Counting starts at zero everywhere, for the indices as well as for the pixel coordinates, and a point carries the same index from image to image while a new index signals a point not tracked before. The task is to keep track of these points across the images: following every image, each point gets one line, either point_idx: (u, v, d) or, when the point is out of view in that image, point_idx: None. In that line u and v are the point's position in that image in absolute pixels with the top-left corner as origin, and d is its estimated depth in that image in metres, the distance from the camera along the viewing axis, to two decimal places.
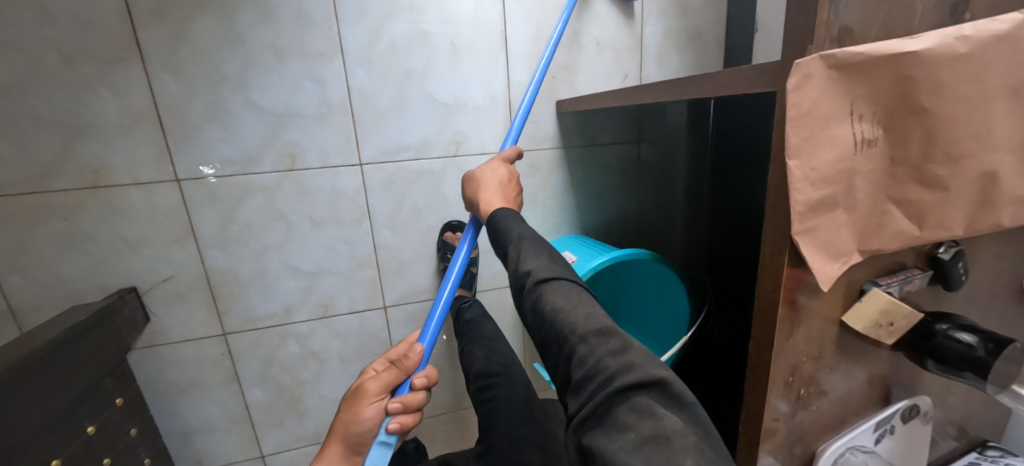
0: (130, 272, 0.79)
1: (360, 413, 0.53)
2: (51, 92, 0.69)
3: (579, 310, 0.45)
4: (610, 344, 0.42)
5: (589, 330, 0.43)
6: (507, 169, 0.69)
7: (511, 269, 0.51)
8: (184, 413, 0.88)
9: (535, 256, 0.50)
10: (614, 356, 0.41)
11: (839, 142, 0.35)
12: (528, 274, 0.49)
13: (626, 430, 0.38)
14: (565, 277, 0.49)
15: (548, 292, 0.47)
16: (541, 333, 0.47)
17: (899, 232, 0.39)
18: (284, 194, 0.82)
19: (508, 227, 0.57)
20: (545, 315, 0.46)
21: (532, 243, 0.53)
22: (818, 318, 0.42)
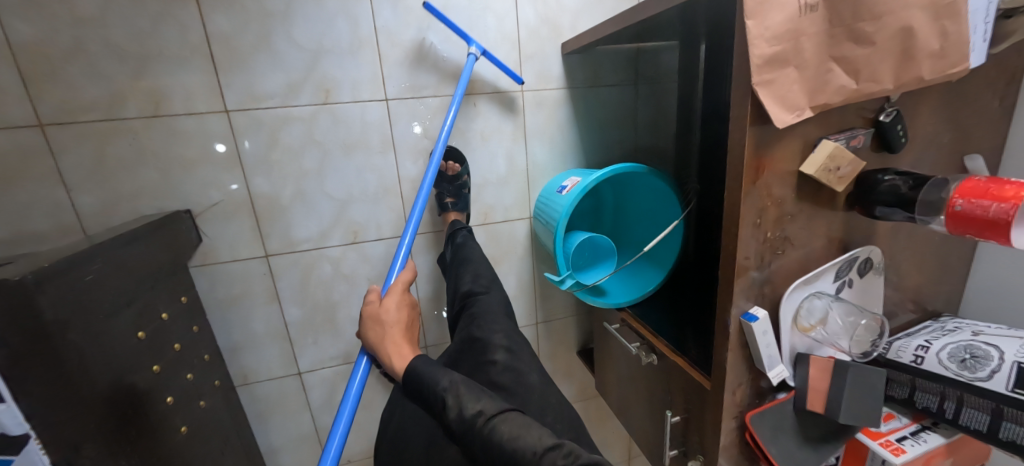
0: (186, 195, 0.89)
1: None
2: (119, 26, 0.78)
3: (531, 433, 0.54)
4: (559, 450, 0.52)
5: (544, 446, 0.52)
6: (403, 301, 0.77)
7: (453, 413, 0.58)
8: (231, 329, 0.98)
9: (475, 398, 0.59)
10: (565, 457, 0.51)
11: (787, 5, 0.44)
12: (477, 412, 0.57)
13: None
14: (508, 409, 0.58)
15: (499, 422, 0.55)
16: (499, 463, 0.53)
17: (840, 86, 0.48)
18: (320, 124, 0.92)
19: (416, 364, 0.65)
20: (504, 449, 0.53)
21: (467, 387, 0.61)
22: (779, 169, 0.52)
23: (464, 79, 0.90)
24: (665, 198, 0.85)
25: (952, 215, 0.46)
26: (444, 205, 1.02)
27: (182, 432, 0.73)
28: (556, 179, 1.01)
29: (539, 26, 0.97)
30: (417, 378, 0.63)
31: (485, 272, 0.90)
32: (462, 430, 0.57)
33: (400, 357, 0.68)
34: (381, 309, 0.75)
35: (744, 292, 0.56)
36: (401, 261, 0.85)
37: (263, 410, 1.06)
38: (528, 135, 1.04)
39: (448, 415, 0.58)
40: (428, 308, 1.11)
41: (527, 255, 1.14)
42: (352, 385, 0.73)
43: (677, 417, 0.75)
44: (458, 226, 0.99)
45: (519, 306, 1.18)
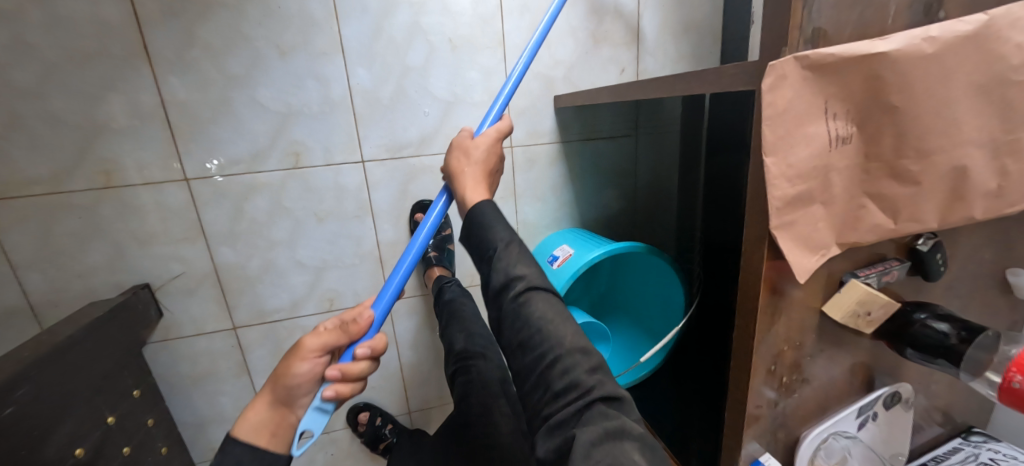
0: (143, 269, 0.83)
1: (292, 367, 0.50)
2: (67, 96, 0.73)
3: (565, 327, 0.47)
4: (589, 361, 0.46)
5: (575, 346, 0.46)
6: (496, 138, 0.65)
7: (501, 267, 0.50)
8: (198, 404, 0.92)
9: (527, 263, 0.51)
10: (591, 374, 0.45)
11: (813, 139, 0.37)
12: (519, 279, 0.49)
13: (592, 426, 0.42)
14: (550, 288, 0.51)
15: (533, 302, 0.48)
16: (521, 335, 0.47)
17: (875, 225, 0.40)
18: (290, 191, 0.85)
19: (483, 214, 0.55)
20: (528, 321, 0.47)
21: (520, 249, 0.52)
22: (799, 309, 0.44)
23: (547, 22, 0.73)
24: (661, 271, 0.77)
25: (1006, 390, 0.41)
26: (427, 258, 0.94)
27: None
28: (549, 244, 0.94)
29: (526, 79, 0.91)
30: (475, 219, 0.55)
31: (480, 331, 0.84)
32: (491, 293, 0.51)
33: (473, 193, 0.59)
34: (468, 152, 0.62)
35: (754, 438, 0.48)
36: (497, 109, 0.68)
37: None
38: (518, 192, 0.97)
39: (493, 267, 0.50)
40: (412, 373, 1.03)
41: None
42: (419, 233, 0.60)
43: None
44: (444, 281, 0.91)
45: None
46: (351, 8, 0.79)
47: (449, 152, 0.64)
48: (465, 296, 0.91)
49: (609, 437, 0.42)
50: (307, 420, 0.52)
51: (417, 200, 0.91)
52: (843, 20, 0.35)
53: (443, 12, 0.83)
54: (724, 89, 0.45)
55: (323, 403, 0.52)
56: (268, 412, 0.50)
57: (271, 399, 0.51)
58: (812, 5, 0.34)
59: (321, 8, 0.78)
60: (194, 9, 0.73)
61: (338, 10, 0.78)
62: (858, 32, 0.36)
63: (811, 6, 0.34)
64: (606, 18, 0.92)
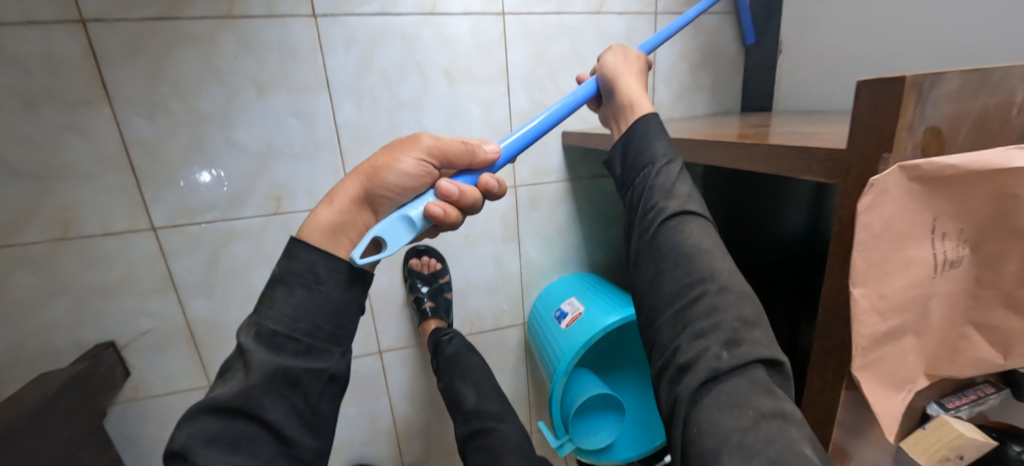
0: (107, 326, 0.75)
1: (399, 161, 0.45)
2: (15, 141, 0.64)
3: (720, 261, 0.39)
4: (745, 310, 0.36)
5: (740, 314, 0.36)
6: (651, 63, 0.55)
7: (658, 185, 0.43)
8: None
9: (689, 185, 0.43)
10: (746, 325, 0.35)
11: (913, 265, 0.29)
12: (671, 199, 0.41)
13: (743, 406, 0.32)
14: (708, 220, 0.41)
15: (689, 226, 0.40)
16: (660, 261, 0.40)
17: (979, 359, 0.32)
18: (270, 238, 0.77)
19: (649, 143, 0.45)
20: (675, 248, 0.39)
21: (683, 172, 0.44)
22: (871, 446, 0.36)
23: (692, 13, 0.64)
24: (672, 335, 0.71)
25: None
26: (423, 310, 0.84)
27: None
28: (554, 292, 0.86)
29: (531, 112, 0.82)
30: (630, 142, 0.47)
31: (491, 387, 0.80)
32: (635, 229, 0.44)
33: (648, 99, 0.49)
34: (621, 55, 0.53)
35: None
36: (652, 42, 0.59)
37: None
38: (522, 233, 0.89)
39: (648, 181, 0.43)
40: (406, 427, 0.95)
41: (521, 365, 0.98)
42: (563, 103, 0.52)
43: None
44: (440, 335, 0.82)
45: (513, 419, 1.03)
46: (336, 39, 0.70)
47: (605, 54, 0.53)
48: (466, 348, 0.85)
49: (761, 406, 0.32)
50: (390, 224, 0.43)
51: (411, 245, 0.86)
52: (960, 116, 0.27)
53: (440, 41, 0.74)
54: (781, 174, 0.37)
55: (416, 215, 0.44)
56: (354, 195, 0.45)
57: (361, 186, 0.46)
58: (928, 101, 0.25)
59: (303, 38, 0.69)
60: (159, 42, 0.65)
61: (322, 40, 0.70)
62: (977, 129, 0.28)
63: (927, 102, 0.25)
64: (620, 46, 0.83)
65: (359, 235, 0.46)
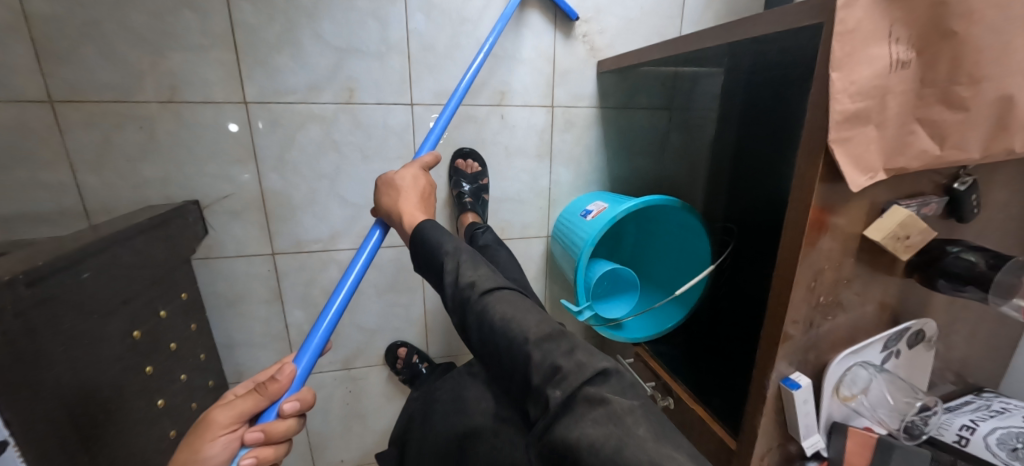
0: (194, 186, 0.85)
1: (201, 451, 0.48)
2: (144, 9, 0.76)
3: (528, 319, 0.57)
4: (560, 347, 0.55)
5: (541, 336, 0.55)
6: (427, 181, 0.81)
7: (457, 281, 0.64)
8: (230, 325, 0.95)
9: (473, 269, 0.64)
10: (566, 357, 0.53)
11: (876, 60, 0.40)
12: (471, 289, 0.62)
13: (585, 420, 0.47)
14: (505, 287, 0.63)
15: (491, 305, 0.59)
16: (484, 328, 0.59)
17: (921, 151, 0.44)
18: (339, 126, 0.88)
19: (440, 247, 0.68)
20: (495, 326, 0.58)
21: (469, 256, 0.67)
22: (840, 233, 0.48)
23: (488, 44, 0.84)
24: (690, 229, 0.80)
25: None
26: (462, 203, 0.96)
27: (170, 435, 0.70)
28: (581, 202, 0.99)
29: (572, 42, 0.94)
30: (427, 249, 0.69)
31: (513, 275, 0.86)
32: (455, 311, 0.63)
33: (412, 216, 0.75)
34: (398, 178, 0.80)
35: (785, 358, 0.52)
36: (428, 147, 0.83)
37: None
38: (553, 149, 1.00)
39: (446, 280, 0.65)
40: (434, 320, 1.07)
41: (542, 274, 1.10)
42: (357, 258, 0.71)
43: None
44: (475, 227, 0.92)
45: None
46: None
47: (398, 180, 0.80)
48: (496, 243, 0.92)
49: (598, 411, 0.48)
50: None
51: (456, 148, 0.96)
52: None
53: None
54: (785, 27, 0.49)
55: None
56: None
57: None
58: None
59: None
60: None
61: None
62: None
63: None
64: None
65: None
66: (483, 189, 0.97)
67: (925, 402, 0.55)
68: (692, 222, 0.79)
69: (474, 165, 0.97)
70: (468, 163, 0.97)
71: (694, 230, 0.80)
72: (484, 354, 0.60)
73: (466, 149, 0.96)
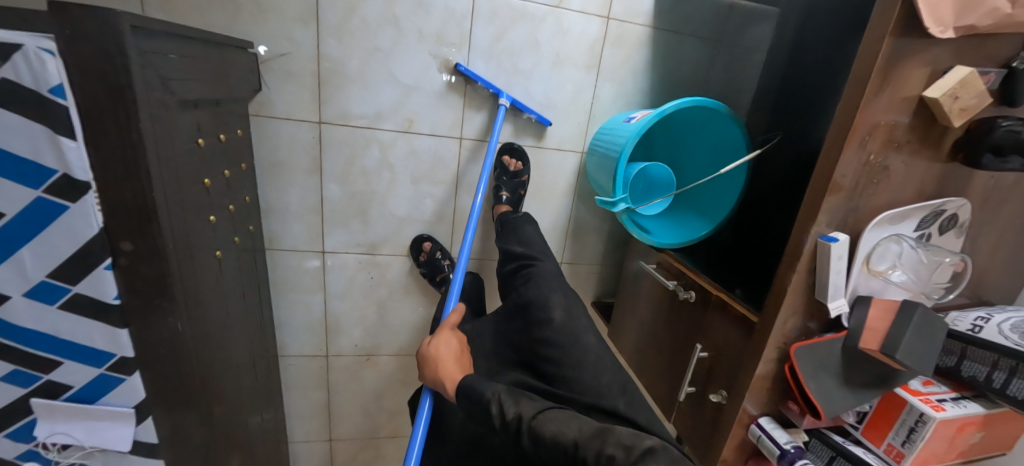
0: (254, 38, 0.87)
1: None
2: None
3: (574, 429, 0.57)
4: (608, 443, 0.55)
5: (585, 434, 0.56)
6: (456, 339, 0.75)
7: (501, 424, 0.60)
8: (269, 190, 0.99)
9: (514, 401, 0.61)
10: (614, 446, 0.55)
11: None
12: (519, 417, 0.59)
13: None
14: (547, 408, 0.61)
15: (541, 425, 0.58)
16: (543, 451, 0.56)
17: (993, 9, 0.47)
18: (402, 2, 0.90)
19: (479, 388, 0.64)
20: (547, 445, 0.56)
21: (509, 392, 0.63)
22: (900, 91, 0.51)
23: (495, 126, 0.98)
24: (731, 148, 0.83)
25: None
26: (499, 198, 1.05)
27: (216, 256, 0.72)
28: (619, 116, 1.02)
29: None
30: (467, 389, 0.65)
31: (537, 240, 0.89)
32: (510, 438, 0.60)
33: (452, 382, 0.69)
34: (431, 346, 0.74)
35: (827, 214, 0.54)
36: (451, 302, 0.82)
37: (279, 279, 1.08)
38: (602, 63, 1.02)
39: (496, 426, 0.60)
40: (462, 219, 1.12)
41: (568, 191, 1.14)
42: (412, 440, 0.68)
43: (707, 353, 0.75)
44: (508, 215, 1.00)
45: None
46: None
47: (427, 352, 0.73)
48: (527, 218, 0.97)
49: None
50: None
51: (504, 143, 1.06)
52: None
53: None
54: None
55: None
56: None
57: None
58: None
59: None
60: None
61: None
62: None
63: None
64: None
65: None
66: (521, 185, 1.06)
67: (954, 259, 0.59)
68: (738, 141, 0.81)
69: (516, 162, 1.07)
70: (511, 159, 1.07)
71: (735, 149, 0.82)
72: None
73: (510, 144, 1.06)
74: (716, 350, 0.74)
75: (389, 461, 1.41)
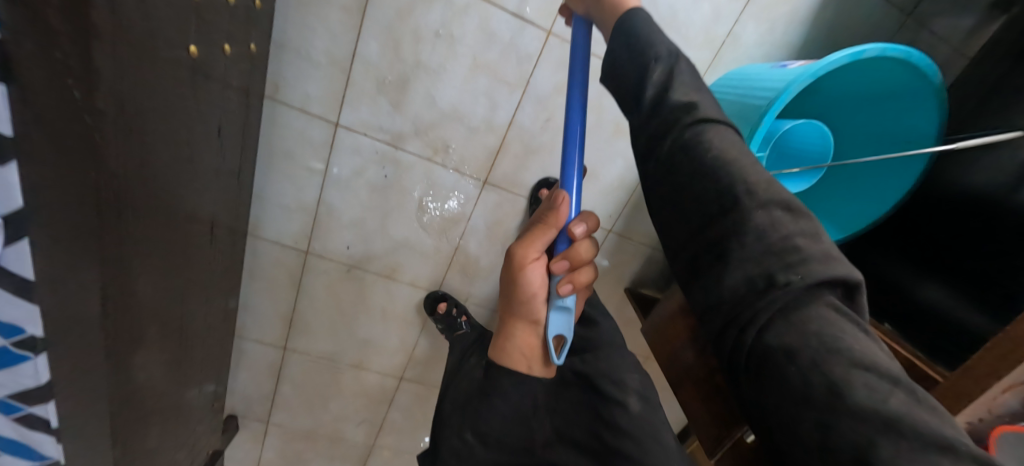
0: None
1: (524, 275, 0.59)
2: None
3: (751, 173, 0.37)
4: (800, 226, 0.36)
5: (770, 193, 0.36)
6: None
7: (650, 116, 0.42)
8: (290, 22, 0.75)
9: (692, 89, 0.41)
10: (810, 242, 0.35)
11: None
12: (687, 109, 0.40)
13: (817, 341, 0.32)
14: (723, 125, 0.40)
15: (706, 138, 0.38)
16: (688, 180, 0.39)
17: None
18: None
19: (650, 42, 0.44)
20: (700, 165, 0.38)
21: (689, 69, 0.43)
22: None
23: None
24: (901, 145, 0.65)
25: None
26: None
27: (190, 54, 0.51)
28: (753, 65, 0.79)
29: None
30: (632, 38, 0.45)
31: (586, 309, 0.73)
32: (647, 138, 0.42)
33: (625, 1, 0.50)
34: None
35: None
36: None
37: (274, 142, 0.86)
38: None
39: (648, 114, 0.42)
40: (514, 140, 0.91)
41: None
42: (571, 121, 0.58)
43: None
44: None
45: (603, 204, 0.97)
46: None
47: None
48: None
49: (831, 374, 0.31)
50: (555, 319, 0.59)
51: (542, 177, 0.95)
52: None
53: None
54: None
55: (563, 301, 0.58)
56: (527, 325, 0.61)
57: (523, 318, 0.61)
58: None
59: None
60: None
61: None
62: None
63: None
64: None
65: (539, 348, 0.61)
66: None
67: None
68: (921, 134, 0.63)
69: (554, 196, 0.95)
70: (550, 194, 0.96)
71: (907, 145, 0.64)
72: (666, 194, 0.41)
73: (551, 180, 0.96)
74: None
75: (343, 392, 1.23)
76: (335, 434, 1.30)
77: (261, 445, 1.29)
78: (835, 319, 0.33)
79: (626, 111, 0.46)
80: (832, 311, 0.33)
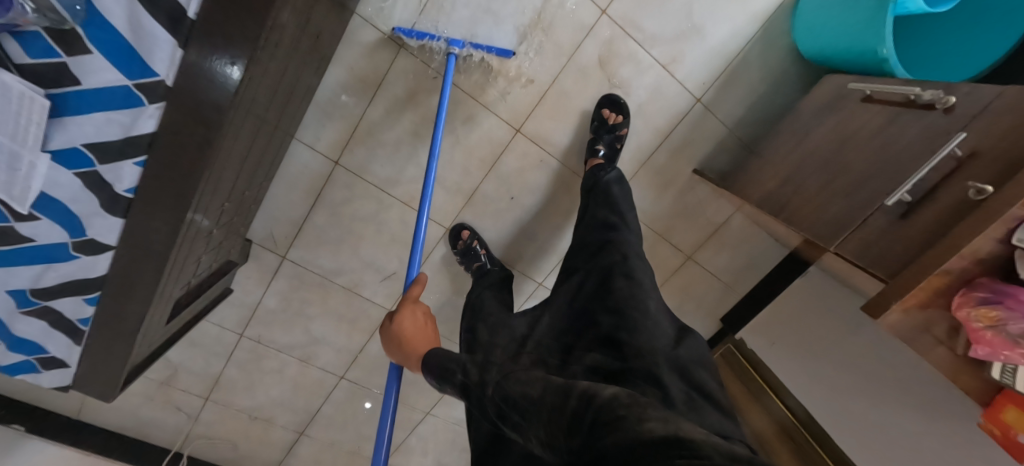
0: None
1: None
2: None
3: (537, 384, 0.47)
4: (570, 393, 0.43)
5: (554, 389, 0.45)
6: (423, 313, 0.74)
7: (468, 381, 0.55)
8: None
9: (477, 366, 0.55)
10: (578, 397, 0.41)
11: None
12: (485, 382, 0.52)
13: (609, 430, 0.35)
14: (516, 370, 0.51)
15: (507, 386, 0.48)
16: (506, 406, 0.47)
17: None
18: None
19: (444, 353, 0.62)
20: (511, 406, 0.46)
21: (467, 363, 0.57)
22: None
23: None
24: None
25: None
26: (596, 152, 0.99)
27: None
28: None
29: None
30: (436, 356, 0.62)
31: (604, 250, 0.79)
32: (473, 395, 0.53)
33: (416, 354, 0.68)
34: (395, 321, 0.72)
35: None
36: (413, 271, 0.80)
37: None
38: None
39: (467, 384, 0.54)
40: None
41: (759, 18, 0.97)
42: (381, 420, 0.66)
43: (962, 152, 0.60)
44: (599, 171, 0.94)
45: (701, 66, 1.00)
46: None
47: (393, 320, 0.73)
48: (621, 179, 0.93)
49: (619, 450, 0.32)
50: None
51: (606, 96, 1.00)
52: None
53: None
54: None
55: None
56: None
57: None
58: None
59: None
60: None
61: None
62: None
63: None
64: None
65: None
66: (620, 141, 1.00)
67: None
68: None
69: (616, 115, 0.99)
70: (612, 113, 0.99)
71: None
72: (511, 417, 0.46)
73: (614, 97, 1.00)
74: (981, 148, 0.58)
75: (379, 231, 1.12)
76: (351, 287, 1.18)
77: (266, 287, 1.14)
78: (611, 415, 0.36)
79: (450, 380, 0.58)
80: (610, 410, 0.37)
